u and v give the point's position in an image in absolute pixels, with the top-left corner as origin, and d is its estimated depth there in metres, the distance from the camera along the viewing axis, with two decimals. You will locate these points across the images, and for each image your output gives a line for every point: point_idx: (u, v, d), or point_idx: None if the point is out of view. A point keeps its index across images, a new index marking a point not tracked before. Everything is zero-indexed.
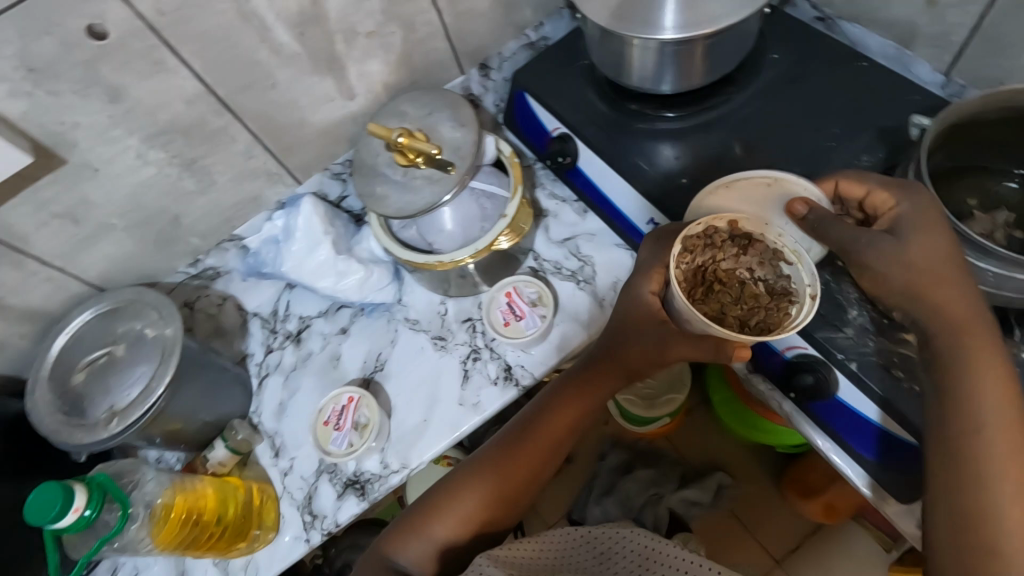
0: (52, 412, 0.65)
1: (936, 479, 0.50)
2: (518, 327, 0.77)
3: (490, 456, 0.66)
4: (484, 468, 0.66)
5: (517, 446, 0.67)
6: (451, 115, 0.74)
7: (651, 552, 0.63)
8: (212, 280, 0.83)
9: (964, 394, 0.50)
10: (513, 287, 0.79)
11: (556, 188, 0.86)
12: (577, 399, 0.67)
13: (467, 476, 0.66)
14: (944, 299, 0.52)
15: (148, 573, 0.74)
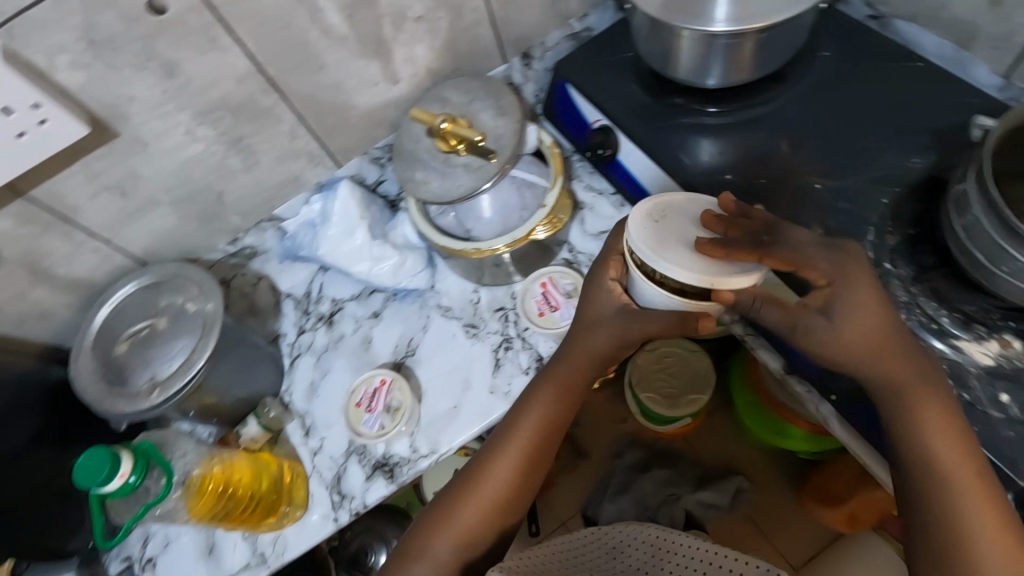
0: (95, 381, 0.67)
1: (920, 509, 0.52)
2: (552, 318, 0.77)
3: (482, 472, 0.66)
4: (477, 481, 0.65)
5: (502, 457, 0.66)
6: (493, 102, 0.74)
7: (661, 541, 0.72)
8: (249, 259, 0.84)
9: (928, 432, 0.53)
10: (549, 278, 0.79)
11: (593, 180, 0.85)
12: (555, 394, 0.65)
13: (460, 494, 0.65)
14: (891, 358, 0.53)
15: (178, 544, 0.75)
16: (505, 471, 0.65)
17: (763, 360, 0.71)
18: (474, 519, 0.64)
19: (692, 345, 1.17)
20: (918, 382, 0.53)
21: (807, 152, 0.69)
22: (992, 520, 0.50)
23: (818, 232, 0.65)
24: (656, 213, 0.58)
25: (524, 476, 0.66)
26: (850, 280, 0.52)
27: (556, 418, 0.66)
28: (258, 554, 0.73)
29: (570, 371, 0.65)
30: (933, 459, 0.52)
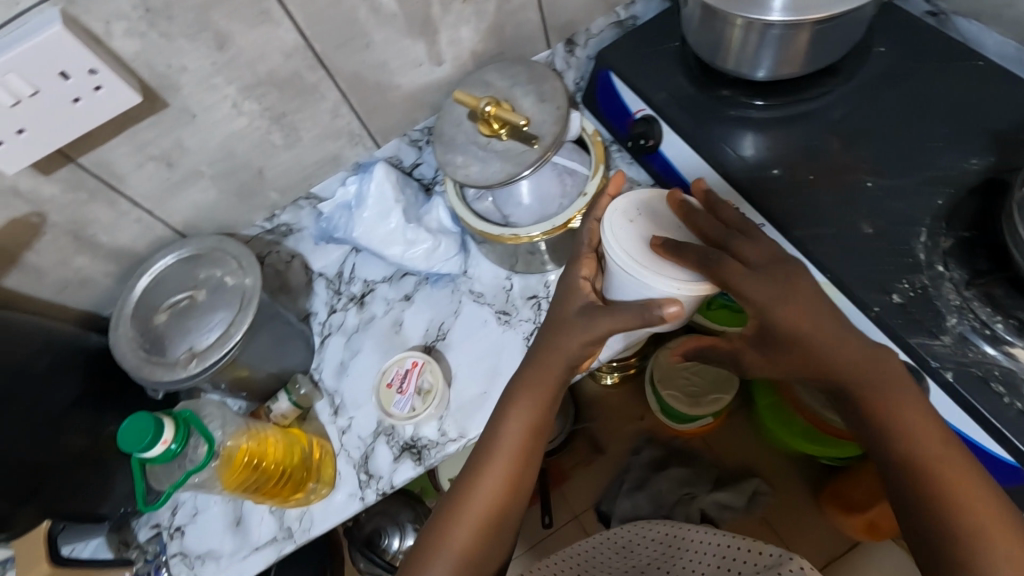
0: (134, 349, 0.67)
1: (922, 517, 0.52)
2: None
3: (470, 484, 0.64)
4: (467, 494, 0.64)
5: (491, 467, 0.64)
6: (537, 87, 0.73)
7: (673, 537, 0.75)
8: (284, 237, 0.84)
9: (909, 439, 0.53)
10: None
11: (630, 170, 0.84)
12: (537, 395, 0.64)
13: (451, 510, 0.64)
14: (859, 367, 0.55)
15: (206, 514, 0.76)
16: (496, 480, 0.64)
17: None
18: (469, 535, 0.62)
19: None
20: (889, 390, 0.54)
21: (858, 149, 0.68)
22: (998, 530, 0.49)
23: (867, 231, 0.63)
24: (631, 211, 0.62)
25: (518, 479, 0.65)
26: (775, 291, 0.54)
27: (539, 420, 0.65)
28: (285, 528, 0.74)
29: (546, 370, 0.63)
30: (927, 474, 0.52)
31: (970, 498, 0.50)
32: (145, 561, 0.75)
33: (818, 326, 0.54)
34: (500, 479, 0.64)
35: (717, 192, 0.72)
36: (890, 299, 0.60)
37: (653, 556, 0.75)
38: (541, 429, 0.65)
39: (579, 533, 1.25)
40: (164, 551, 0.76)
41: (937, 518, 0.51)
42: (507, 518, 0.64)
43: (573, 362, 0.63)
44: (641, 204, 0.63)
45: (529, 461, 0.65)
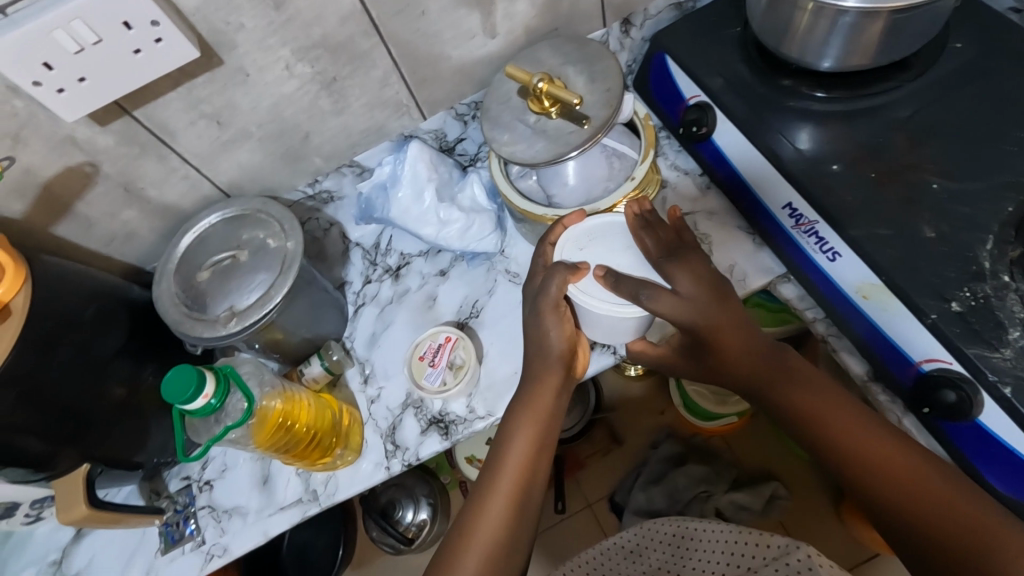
0: (175, 304, 0.68)
1: (927, 524, 0.55)
2: None
3: (481, 493, 0.64)
4: (480, 514, 0.63)
5: (500, 473, 0.64)
6: (589, 66, 0.71)
7: (683, 531, 0.73)
8: (324, 204, 0.85)
9: (880, 455, 0.58)
10: None
11: (679, 159, 0.83)
12: (530, 405, 0.66)
13: (466, 526, 0.62)
14: (801, 386, 0.63)
15: (235, 471, 0.78)
16: (506, 486, 0.64)
17: (844, 363, 0.68)
18: (488, 550, 0.61)
19: None
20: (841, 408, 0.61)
21: (926, 149, 0.65)
22: (991, 526, 0.52)
23: (929, 235, 0.61)
24: (582, 239, 0.68)
25: (531, 480, 0.65)
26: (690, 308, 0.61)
27: (538, 433, 0.66)
28: (311, 491, 0.75)
29: (540, 378, 0.67)
30: (914, 483, 0.56)
31: (964, 504, 0.54)
32: (175, 511, 0.77)
33: (752, 346, 0.64)
34: (510, 484, 0.64)
35: (769, 184, 0.70)
36: (949, 306, 0.58)
37: (663, 557, 0.73)
38: (544, 439, 0.66)
39: (592, 521, 1.25)
40: (192, 503, 0.77)
41: (929, 521, 0.54)
42: (523, 524, 0.64)
43: (562, 365, 0.67)
44: (593, 232, 0.68)
45: (535, 473, 0.65)
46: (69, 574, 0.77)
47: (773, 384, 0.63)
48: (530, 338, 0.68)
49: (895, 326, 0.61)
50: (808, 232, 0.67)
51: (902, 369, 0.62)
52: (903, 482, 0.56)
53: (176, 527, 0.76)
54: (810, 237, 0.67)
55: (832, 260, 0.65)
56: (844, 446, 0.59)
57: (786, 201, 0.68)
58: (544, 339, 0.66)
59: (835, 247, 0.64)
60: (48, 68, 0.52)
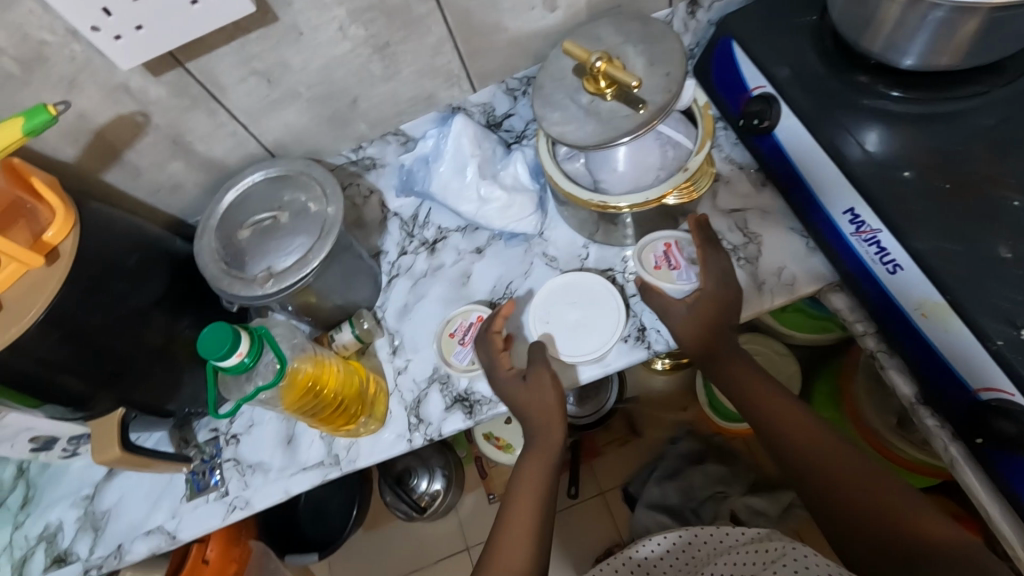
0: (215, 260, 0.68)
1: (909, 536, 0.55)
2: (670, 275, 0.72)
3: (511, 503, 0.66)
4: (520, 507, 0.65)
5: (526, 467, 0.68)
6: (650, 47, 0.67)
7: (694, 550, 0.73)
8: (366, 170, 0.84)
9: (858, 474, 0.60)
10: (674, 240, 0.74)
11: (733, 152, 0.80)
12: (542, 415, 0.68)
13: (504, 529, 0.64)
14: (782, 412, 0.66)
15: (261, 428, 0.79)
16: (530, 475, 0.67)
17: (892, 382, 0.66)
18: (524, 552, 0.62)
19: (783, 350, 1.10)
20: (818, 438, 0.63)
21: (1010, 162, 0.60)
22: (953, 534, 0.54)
23: (1004, 255, 0.56)
24: (543, 315, 0.75)
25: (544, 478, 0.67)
26: (698, 322, 0.67)
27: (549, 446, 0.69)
28: (333, 455, 0.76)
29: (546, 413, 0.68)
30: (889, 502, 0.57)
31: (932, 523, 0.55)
32: (201, 460, 0.79)
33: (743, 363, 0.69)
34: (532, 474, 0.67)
35: (831, 187, 0.66)
36: (1017, 333, 0.54)
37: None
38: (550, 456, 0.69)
39: (604, 509, 1.25)
40: (218, 455, 0.79)
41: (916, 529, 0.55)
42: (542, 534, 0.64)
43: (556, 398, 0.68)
44: (547, 305, 0.75)
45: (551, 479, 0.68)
46: (98, 510, 0.80)
47: (777, 429, 0.65)
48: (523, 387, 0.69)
49: (954, 347, 0.58)
50: (868, 240, 0.63)
51: (955, 394, 0.59)
52: (903, 514, 0.56)
53: (202, 476, 0.78)
54: (870, 245, 0.63)
55: (892, 272, 0.62)
56: (848, 490, 0.59)
57: (848, 206, 0.64)
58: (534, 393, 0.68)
59: (897, 260, 0.60)
60: (106, 14, 0.52)
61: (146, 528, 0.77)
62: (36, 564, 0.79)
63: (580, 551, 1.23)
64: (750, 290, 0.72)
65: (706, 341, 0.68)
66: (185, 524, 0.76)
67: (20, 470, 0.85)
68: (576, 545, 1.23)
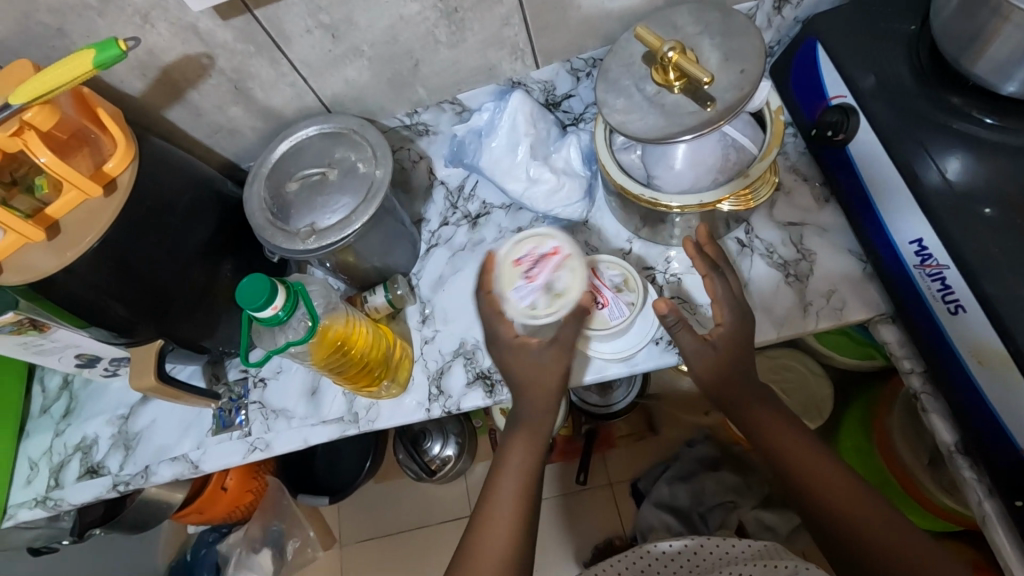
0: (262, 210, 0.69)
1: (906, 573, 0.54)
2: (601, 316, 0.70)
3: (488, 494, 0.63)
4: (497, 494, 0.63)
5: (509, 442, 0.66)
6: (728, 41, 0.63)
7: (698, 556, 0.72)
8: (418, 136, 0.84)
9: (855, 508, 0.58)
10: (592, 268, 0.73)
11: (800, 162, 0.76)
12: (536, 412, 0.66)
13: (481, 515, 0.62)
14: (778, 436, 0.63)
15: (288, 376, 0.81)
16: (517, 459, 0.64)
17: (932, 426, 0.63)
18: (504, 544, 0.60)
19: (820, 370, 1.08)
20: (813, 467, 0.60)
21: None
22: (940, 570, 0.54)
23: None
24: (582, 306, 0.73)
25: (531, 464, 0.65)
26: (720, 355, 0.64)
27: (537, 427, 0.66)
28: (352, 413, 0.78)
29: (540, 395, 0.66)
30: (885, 539, 0.56)
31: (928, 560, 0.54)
32: (229, 398, 0.82)
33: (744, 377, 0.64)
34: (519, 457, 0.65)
35: (902, 214, 0.62)
36: None
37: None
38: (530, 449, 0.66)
39: (611, 500, 1.25)
40: (246, 395, 0.82)
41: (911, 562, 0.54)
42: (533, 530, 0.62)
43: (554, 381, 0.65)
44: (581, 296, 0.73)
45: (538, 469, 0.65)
46: (132, 430, 0.84)
47: (777, 454, 0.62)
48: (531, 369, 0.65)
49: (1010, 402, 0.54)
50: (932, 275, 0.59)
51: (1004, 453, 0.56)
52: (903, 549, 0.55)
53: (228, 413, 0.81)
54: (933, 281, 0.60)
55: (953, 313, 0.58)
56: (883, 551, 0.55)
57: (915, 237, 0.61)
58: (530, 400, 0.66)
59: (961, 300, 0.57)
60: None
61: (173, 455, 0.81)
62: (72, 471, 0.84)
63: (582, 537, 1.23)
64: (795, 311, 0.70)
65: (724, 371, 0.64)
66: (209, 457, 0.80)
67: (66, 381, 0.90)
68: (576, 531, 1.24)
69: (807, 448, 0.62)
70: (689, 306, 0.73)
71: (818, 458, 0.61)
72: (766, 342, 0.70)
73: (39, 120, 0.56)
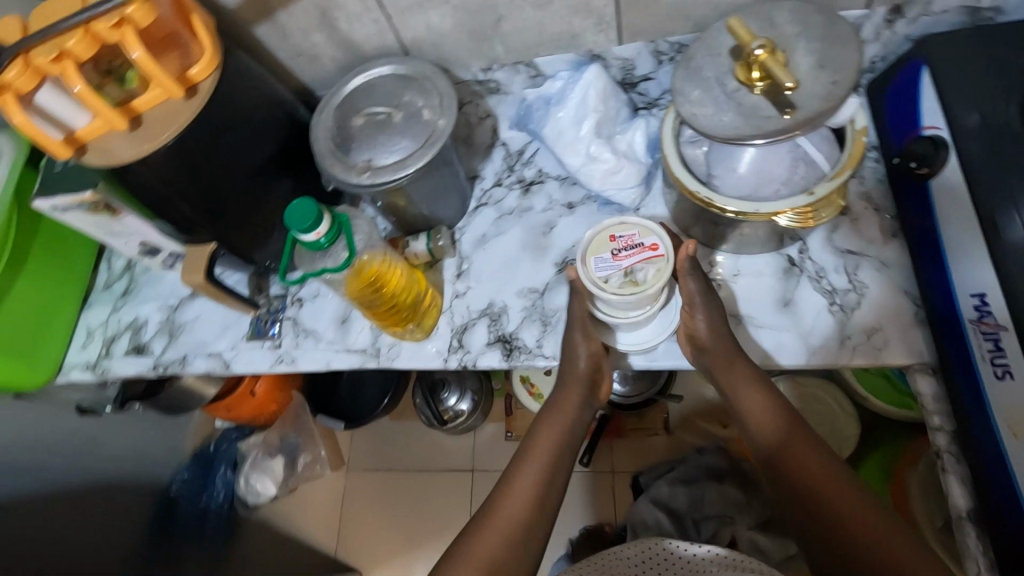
0: (326, 138, 0.72)
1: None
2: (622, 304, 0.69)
3: (511, 473, 0.67)
4: (518, 473, 0.67)
5: (539, 432, 0.70)
6: (823, 48, 0.60)
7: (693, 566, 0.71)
8: (489, 93, 0.84)
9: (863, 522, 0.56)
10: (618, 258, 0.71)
11: (874, 189, 0.72)
12: (564, 405, 0.72)
13: (501, 488, 0.66)
14: (798, 461, 0.62)
15: (323, 301, 0.85)
16: (541, 448, 0.69)
17: (948, 488, 0.61)
18: (520, 517, 0.63)
19: (851, 410, 1.04)
20: (830, 488, 0.59)
21: None
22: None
23: None
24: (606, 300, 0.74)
25: (555, 460, 0.68)
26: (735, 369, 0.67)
27: (563, 423, 0.71)
28: (375, 347, 0.81)
29: (564, 398, 0.72)
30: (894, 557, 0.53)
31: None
32: (267, 310, 0.86)
33: (771, 410, 0.66)
34: (544, 449, 0.69)
35: (972, 263, 0.58)
36: None
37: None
38: (558, 442, 0.70)
39: (609, 487, 1.27)
40: (282, 311, 0.86)
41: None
42: (547, 500, 0.65)
43: (585, 383, 0.72)
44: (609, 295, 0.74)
45: (563, 464, 0.69)
46: (178, 320, 0.91)
47: (794, 476, 0.62)
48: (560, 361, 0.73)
49: None
50: (986, 334, 0.56)
51: (1017, 534, 0.53)
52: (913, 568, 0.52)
53: (264, 323, 0.86)
54: (986, 340, 0.56)
55: (999, 377, 0.55)
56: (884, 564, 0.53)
57: (979, 290, 0.57)
58: (565, 372, 0.72)
59: (1011, 366, 0.53)
60: None
61: (210, 350, 0.87)
62: (121, 345, 0.92)
63: (570, 517, 1.26)
64: (830, 342, 0.67)
65: (750, 382, 0.67)
66: (240, 359, 0.85)
67: (129, 264, 0.97)
68: (568, 510, 1.27)
69: (828, 472, 0.60)
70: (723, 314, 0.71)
71: (835, 477, 0.60)
72: (794, 367, 0.68)
73: (139, 16, 0.60)
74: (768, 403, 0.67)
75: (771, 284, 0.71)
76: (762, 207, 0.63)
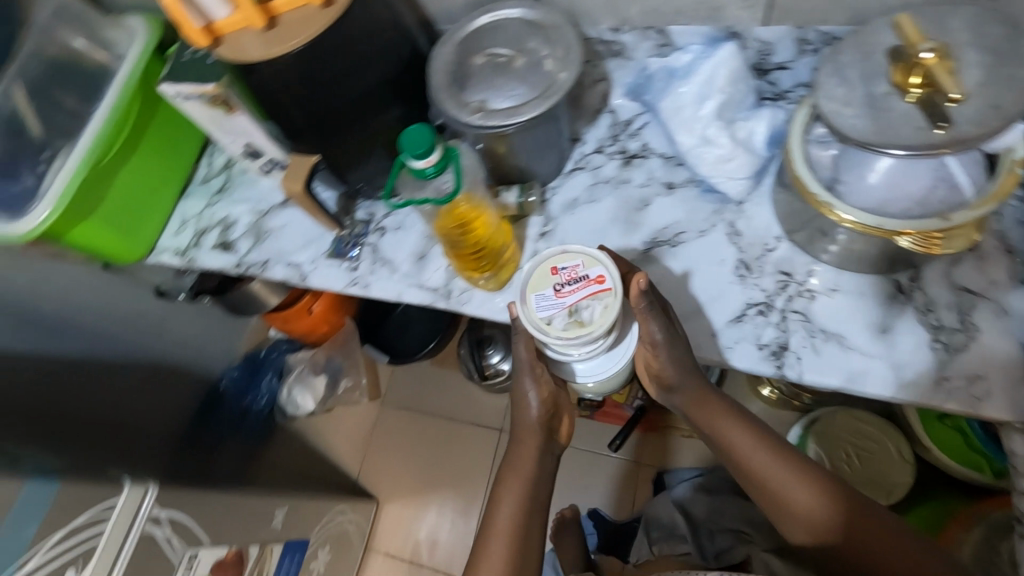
0: (444, 72, 0.71)
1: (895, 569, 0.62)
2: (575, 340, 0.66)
3: (495, 505, 0.72)
4: (499, 505, 0.72)
5: (511, 467, 0.73)
6: (999, 62, 0.54)
7: None
8: (611, 56, 0.82)
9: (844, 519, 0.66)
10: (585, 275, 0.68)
11: (1013, 230, 0.66)
12: (522, 453, 0.73)
13: (489, 524, 0.71)
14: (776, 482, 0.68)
15: (405, 234, 0.87)
16: (513, 482, 0.72)
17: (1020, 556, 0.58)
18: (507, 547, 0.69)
19: (910, 458, 0.98)
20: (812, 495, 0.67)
21: None
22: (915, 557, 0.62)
23: None
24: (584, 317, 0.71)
25: (529, 500, 0.72)
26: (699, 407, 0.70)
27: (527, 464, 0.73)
28: (447, 288, 0.82)
29: (521, 443, 0.74)
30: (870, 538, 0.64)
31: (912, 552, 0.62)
32: (351, 232, 0.88)
33: (743, 443, 0.70)
34: (516, 486, 0.72)
35: None
36: None
37: None
38: (523, 481, 0.72)
39: (633, 478, 1.27)
40: (364, 236, 0.88)
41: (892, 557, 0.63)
42: (530, 527, 0.71)
43: (539, 429, 0.73)
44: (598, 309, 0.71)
45: (539, 494, 0.73)
46: (266, 226, 0.94)
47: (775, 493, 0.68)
48: (515, 405, 0.74)
49: None
50: None
51: None
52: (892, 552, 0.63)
53: (346, 244, 0.88)
54: None
55: None
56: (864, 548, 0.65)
57: None
58: (522, 417, 0.73)
59: None
60: None
61: (291, 260, 0.90)
62: (209, 239, 0.96)
63: (590, 496, 1.27)
64: (924, 380, 0.63)
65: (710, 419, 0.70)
66: (317, 273, 0.88)
67: (229, 163, 1.00)
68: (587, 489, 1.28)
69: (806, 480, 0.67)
70: (811, 329, 0.67)
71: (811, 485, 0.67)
72: (878, 399, 0.64)
73: None
74: (734, 432, 0.70)
75: (871, 308, 0.67)
76: (887, 223, 0.59)
